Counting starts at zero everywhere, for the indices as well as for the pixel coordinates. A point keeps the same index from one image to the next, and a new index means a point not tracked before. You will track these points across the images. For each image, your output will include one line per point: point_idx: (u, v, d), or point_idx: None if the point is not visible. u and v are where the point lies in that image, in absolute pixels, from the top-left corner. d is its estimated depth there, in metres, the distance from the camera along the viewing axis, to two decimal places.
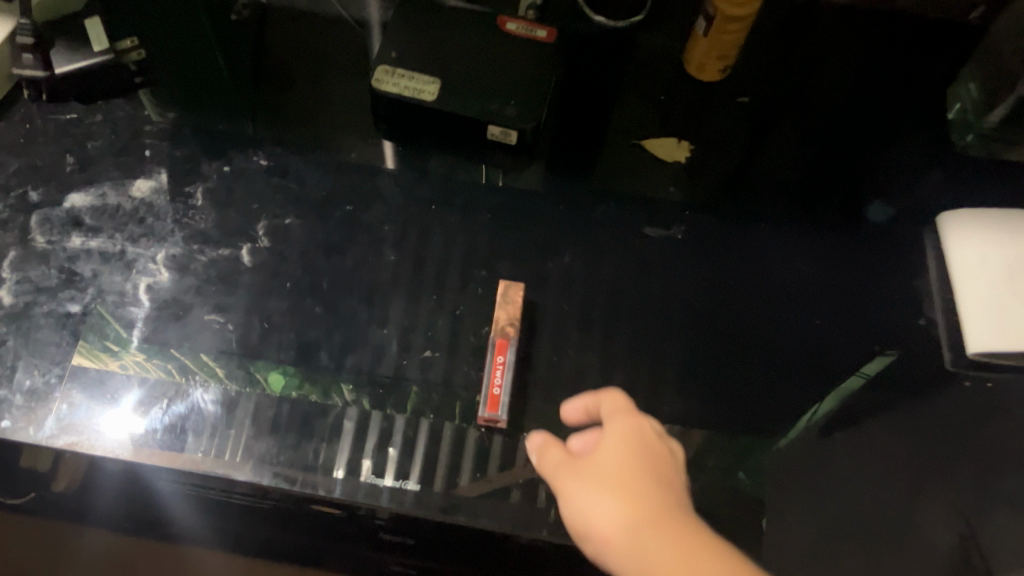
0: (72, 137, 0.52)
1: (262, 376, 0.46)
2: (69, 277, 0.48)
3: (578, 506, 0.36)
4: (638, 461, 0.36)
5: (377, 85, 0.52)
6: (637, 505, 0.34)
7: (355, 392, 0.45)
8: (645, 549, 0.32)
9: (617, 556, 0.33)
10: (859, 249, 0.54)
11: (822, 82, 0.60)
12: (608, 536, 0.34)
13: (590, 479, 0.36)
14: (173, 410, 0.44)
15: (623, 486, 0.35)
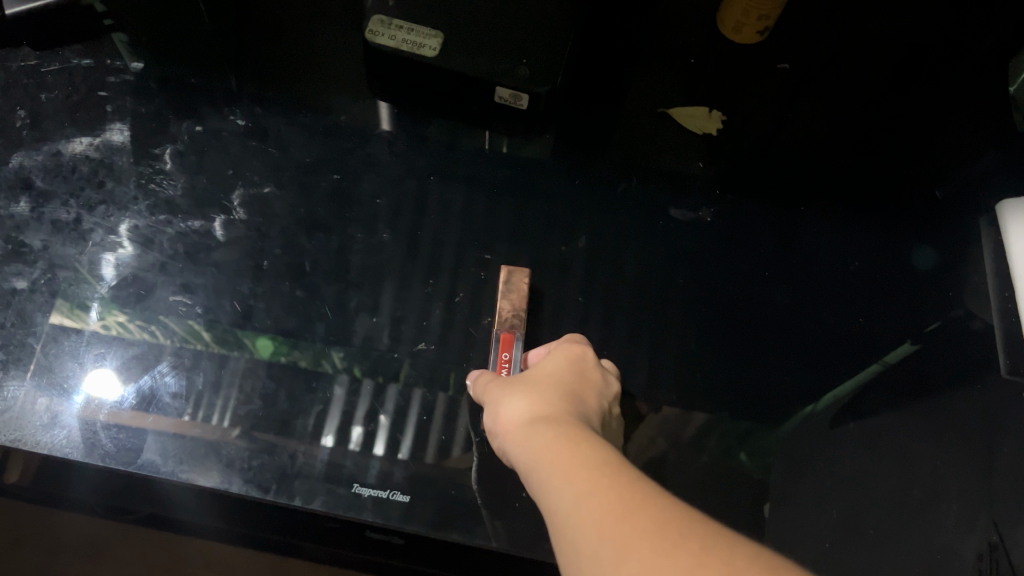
0: (22, 87, 0.46)
1: (251, 341, 0.41)
2: (16, 249, 0.42)
3: (495, 407, 0.32)
4: (570, 380, 0.33)
5: (372, 38, 0.46)
6: (544, 401, 0.30)
7: (347, 360, 0.41)
8: (536, 430, 0.28)
9: (513, 445, 0.29)
10: (909, 239, 0.48)
11: (871, 49, 0.53)
12: (511, 427, 0.30)
13: (512, 382, 0.33)
14: (138, 385, 0.39)
15: (541, 387, 0.32)
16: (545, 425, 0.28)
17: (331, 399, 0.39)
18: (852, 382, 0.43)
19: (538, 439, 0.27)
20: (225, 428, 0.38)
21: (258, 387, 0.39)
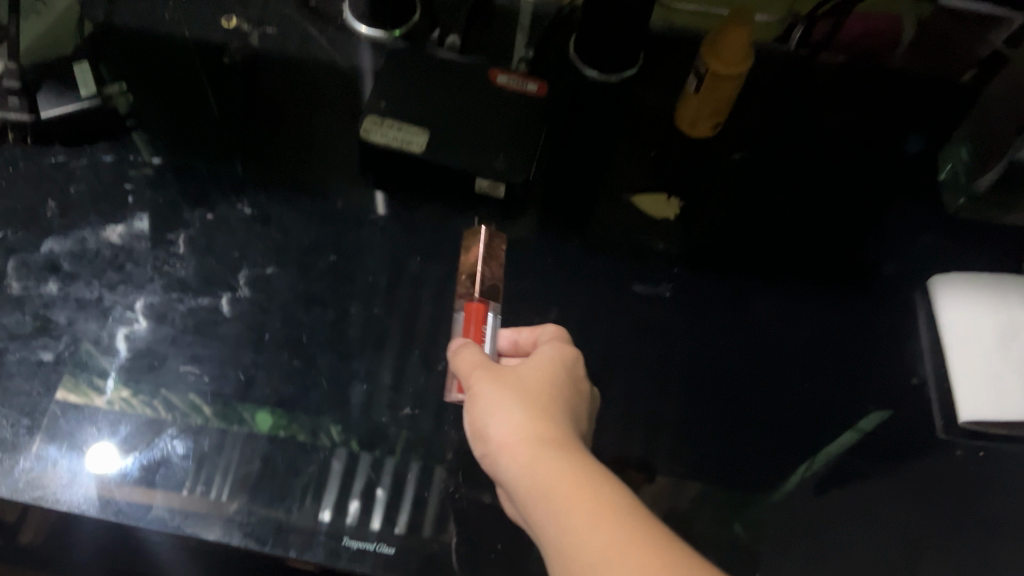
0: (53, 181, 0.52)
1: (250, 415, 0.45)
2: (43, 325, 0.47)
3: (486, 404, 0.35)
4: (557, 386, 0.36)
5: (366, 135, 0.52)
6: (542, 417, 0.34)
7: (344, 432, 0.45)
8: (544, 457, 0.31)
9: (510, 458, 0.32)
10: (855, 311, 0.52)
11: (817, 141, 0.59)
12: (507, 438, 0.33)
13: (505, 383, 0.36)
14: (147, 453, 0.43)
15: (537, 397, 0.35)
16: (554, 452, 0.31)
17: (325, 461, 0.43)
18: (832, 448, 0.46)
19: (548, 470, 0.31)
20: (222, 502, 0.41)
21: (257, 450, 0.43)
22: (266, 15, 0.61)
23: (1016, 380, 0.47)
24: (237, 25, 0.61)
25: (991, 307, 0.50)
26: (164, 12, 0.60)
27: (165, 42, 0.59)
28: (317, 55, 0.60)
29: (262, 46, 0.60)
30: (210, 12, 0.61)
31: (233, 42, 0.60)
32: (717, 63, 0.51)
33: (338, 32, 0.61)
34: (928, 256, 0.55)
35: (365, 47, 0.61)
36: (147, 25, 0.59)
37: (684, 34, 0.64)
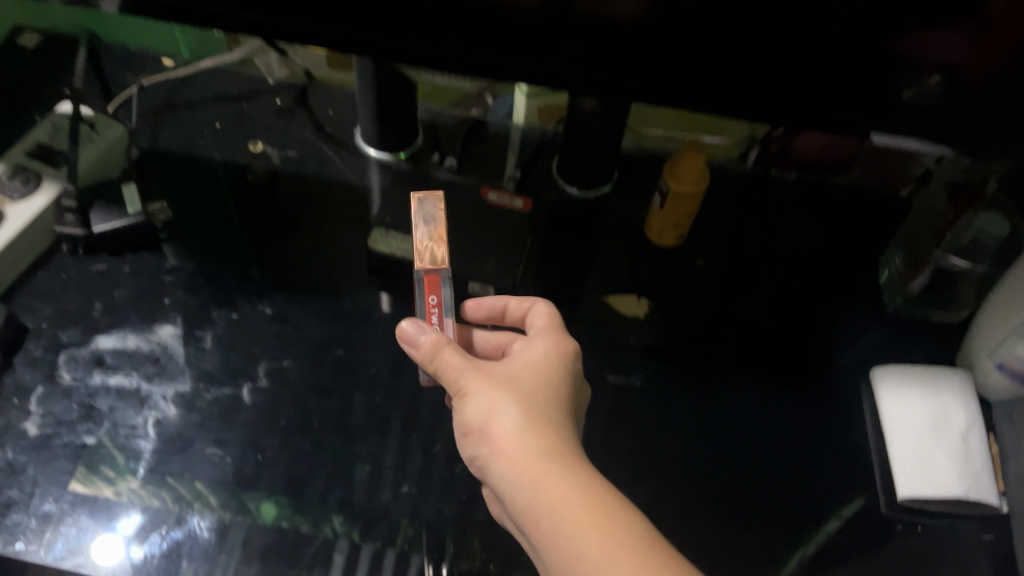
0: (100, 286, 0.59)
1: (256, 506, 0.50)
2: (88, 412, 0.53)
3: (482, 410, 0.40)
4: (544, 385, 0.42)
5: (373, 245, 0.60)
6: (540, 426, 0.39)
7: (345, 525, 0.50)
8: (546, 471, 0.37)
9: (509, 466, 0.38)
10: (810, 402, 0.58)
11: (771, 249, 0.67)
12: (507, 448, 0.38)
13: (498, 390, 0.40)
14: (172, 536, 0.48)
15: (533, 402, 0.40)
16: (555, 466, 0.37)
17: (330, 536, 0.49)
18: (814, 540, 0.52)
19: (552, 485, 0.36)
20: None
21: (265, 540, 0.49)
22: (288, 140, 0.71)
23: (945, 461, 0.52)
24: (262, 149, 0.70)
25: (924, 393, 0.56)
26: (200, 140, 0.70)
27: (199, 165, 0.68)
28: (331, 174, 0.69)
29: (282, 166, 0.69)
30: (239, 139, 0.70)
31: (257, 162, 0.69)
32: (676, 184, 0.60)
33: (350, 154, 0.70)
34: (872, 350, 0.61)
35: (373, 166, 0.70)
36: (186, 151, 0.69)
37: (654, 155, 0.73)
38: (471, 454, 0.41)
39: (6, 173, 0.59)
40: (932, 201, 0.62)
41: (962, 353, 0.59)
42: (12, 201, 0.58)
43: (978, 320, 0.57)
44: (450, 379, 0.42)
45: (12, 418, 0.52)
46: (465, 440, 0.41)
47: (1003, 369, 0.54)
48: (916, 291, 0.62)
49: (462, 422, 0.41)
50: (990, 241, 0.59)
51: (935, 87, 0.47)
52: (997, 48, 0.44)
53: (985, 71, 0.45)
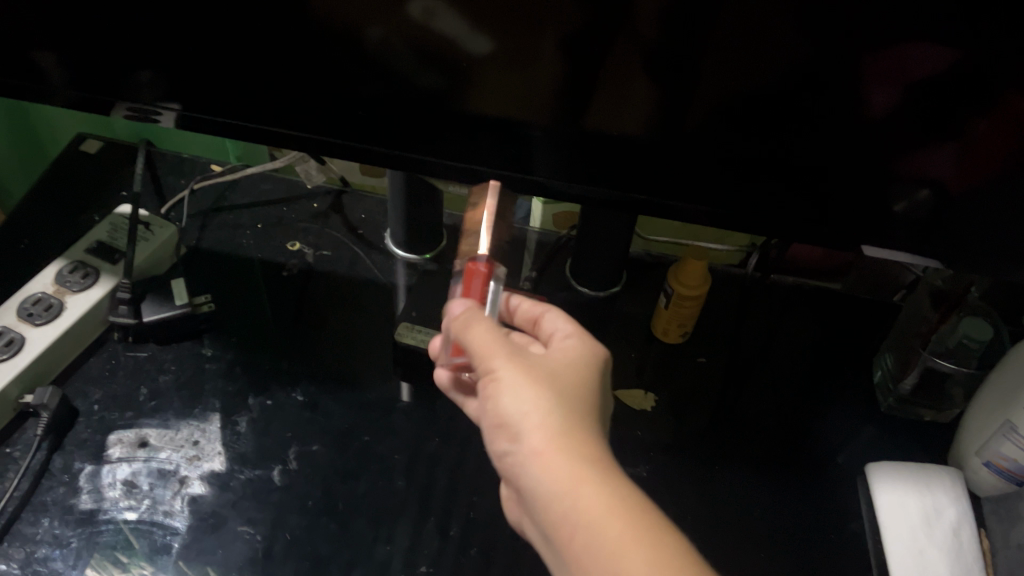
0: (147, 372, 0.64)
1: None
2: (130, 488, 0.57)
3: (516, 402, 0.40)
4: (574, 384, 0.42)
5: (399, 338, 0.65)
6: (580, 433, 0.39)
7: None
8: (584, 479, 0.37)
9: (544, 466, 0.38)
10: (809, 494, 0.61)
11: (769, 350, 0.72)
12: (543, 447, 0.39)
13: (533, 383, 0.41)
14: None
15: (572, 405, 0.41)
16: (593, 474, 0.38)
17: None
18: None
19: (589, 495, 0.37)
20: None
21: None
22: (322, 242, 0.78)
23: (936, 555, 0.55)
24: (299, 249, 0.77)
25: (916, 488, 0.58)
26: (243, 241, 0.77)
27: (241, 262, 0.75)
28: (361, 273, 0.75)
29: (316, 264, 0.75)
30: (278, 241, 0.77)
31: (293, 260, 0.76)
32: (680, 287, 0.65)
33: (379, 254, 0.77)
34: (867, 448, 0.65)
35: (401, 265, 0.76)
36: (229, 249, 0.76)
37: (659, 262, 0.78)
38: (497, 444, 0.42)
39: (68, 268, 0.66)
40: (918, 306, 0.67)
41: (953, 451, 0.62)
42: (72, 292, 0.65)
43: (966, 419, 0.61)
44: (480, 360, 0.42)
45: (61, 494, 0.56)
46: (493, 429, 0.42)
47: (991, 466, 0.58)
48: (907, 392, 0.66)
49: (491, 410, 0.41)
50: (976, 346, 0.61)
51: (923, 200, 0.52)
52: (983, 167, 0.48)
53: (969, 189, 0.50)
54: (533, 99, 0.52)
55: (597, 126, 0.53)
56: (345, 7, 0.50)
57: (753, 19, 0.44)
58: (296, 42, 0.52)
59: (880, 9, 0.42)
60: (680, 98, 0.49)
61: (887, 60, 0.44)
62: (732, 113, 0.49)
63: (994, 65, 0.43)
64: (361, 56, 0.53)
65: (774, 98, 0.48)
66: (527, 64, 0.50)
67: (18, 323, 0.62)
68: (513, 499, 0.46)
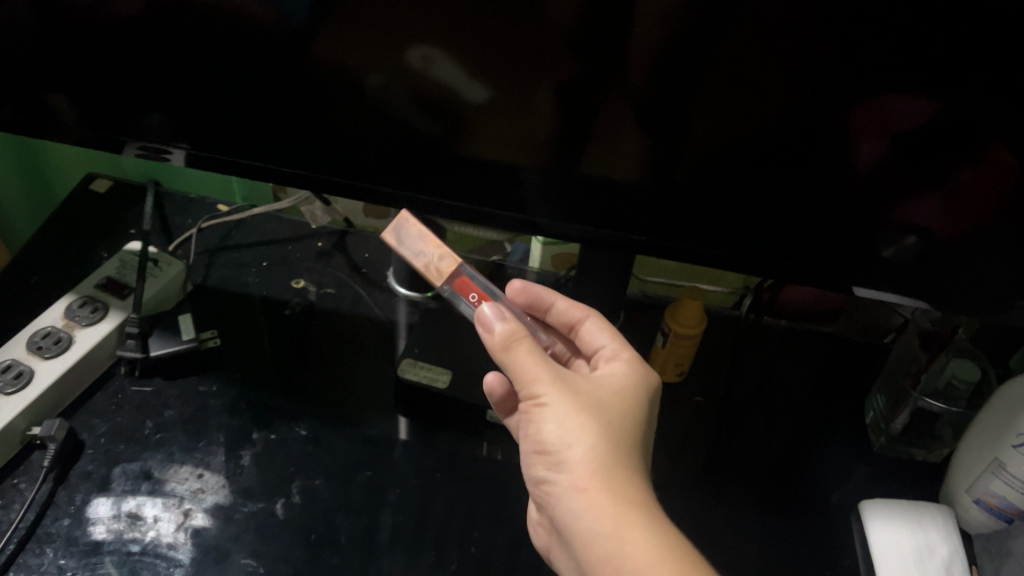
0: (151, 407, 0.65)
1: None
2: (134, 520, 0.57)
3: (562, 433, 0.43)
4: (621, 419, 0.45)
5: (403, 373, 0.67)
6: (624, 473, 0.42)
7: None
8: (627, 522, 0.40)
9: (587, 505, 0.41)
10: (803, 530, 0.62)
11: (762, 389, 0.74)
12: (587, 484, 0.41)
13: (579, 415, 0.43)
14: None
15: (617, 443, 0.43)
16: (635, 517, 0.40)
17: None
18: None
19: (632, 537, 0.39)
20: None
21: None
22: (325, 280, 0.80)
23: None
24: (303, 287, 0.79)
25: (907, 526, 0.59)
26: (247, 279, 0.79)
27: (245, 299, 0.77)
28: (363, 311, 0.77)
29: (319, 302, 0.77)
30: (282, 279, 0.79)
31: (296, 298, 0.77)
32: (677, 326, 0.67)
33: (382, 293, 0.79)
34: (860, 487, 0.66)
35: (402, 303, 0.78)
36: (234, 287, 0.78)
37: (655, 303, 0.81)
38: (539, 472, 0.44)
39: (78, 303, 0.67)
40: (906, 348, 0.68)
41: (944, 491, 0.63)
42: (81, 326, 0.66)
43: (956, 458, 0.62)
44: (523, 383, 0.44)
45: (66, 525, 0.57)
46: (536, 456, 0.44)
47: (981, 504, 0.59)
48: (898, 431, 0.68)
49: (535, 436, 0.44)
50: (963, 386, 0.64)
51: (911, 247, 0.54)
52: (967, 215, 0.51)
53: (955, 236, 0.52)
54: (531, 145, 0.55)
55: (594, 172, 0.55)
56: (356, 55, 0.52)
57: (741, 72, 0.47)
58: (307, 86, 0.55)
59: (862, 62, 0.45)
60: (674, 145, 0.52)
61: (874, 113, 0.47)
62: (723, 159, 0.52)
63: (971, 115, 0.45)
64: (365, 104, 0.55)
65: (762, 146, 0.50)
66: (528, 111, 0.52)
67: (28, 356, 0.63)
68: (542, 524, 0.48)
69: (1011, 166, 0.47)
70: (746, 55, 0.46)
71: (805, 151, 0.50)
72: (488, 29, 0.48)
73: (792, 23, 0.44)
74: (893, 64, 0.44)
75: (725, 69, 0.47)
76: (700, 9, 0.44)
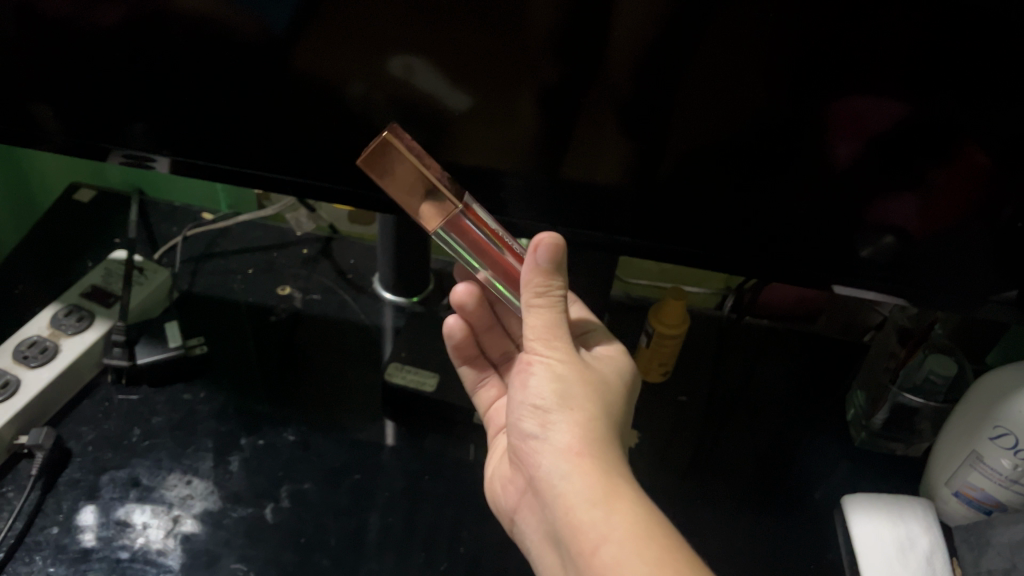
0: (139, 414, 0.66)
1: None
2: (123, 527, 0.57)
3: (565, 398, 0.44)
4: (613, 407, 0.46)
5: (389, 377, 0.67)
6: (615, 454, 0.42)
7: None
8: (616, 493, 0.40)
9: (581, 469, 0.41)
10: (787, 525, 0.63)
11: (745, 388, 0.75)
12: (584, 451, 0.41)
13: (581, 384, 0.45)
14: None
15: (609, 427, 0.44)
16: (624, 491, 0.40)
17: None
18: None
19: (622, 506, 0.39)
20: None
21: None
22: (312, 286, 0.80)
23: None
24: (289, 293, 0.79)
25: (890, 519, 0.60)
26: (233, 286, 0.79)
27: (231, 305, 0.77)
28: (349, 316, 0.77)
29: (305, 307, 0.78)
30: (268, 286, 0.80)
31: (282, 304, 0.78)
32: (660, 325, 0.68)
33: (368, 298, 0.79)
34: (843, 482, 0.67)
35: (389, 308, 0.79)
36: (221, 294, 0.78)
37: (639, 305, 0.82)
38: (529, 425, 0.44)
39: (63, 312, 0.68)
40: (884, 344, 0.70)
41: (924, 484, 0.64)
42: (67, 335, 0.66)
43: (935, 452, 0.63)
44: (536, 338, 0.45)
45: (55, 534, 0.56)
46: (530, 409, 0.44)
47: (960, 496, 0.60)
48: (878, 426, 0.69)
49: (535, 389, 0.44)
50: (940, 381, 0.64)
51: (888, 246, 0.55)
52: (942, 216, 0.52)
53: (931, 235, 0.54)
54: (512, 150, 0.55)
55: (577, 177, 0.56)
56: (337, 64, 0.53)
57: (715, 76, 0.48)
58: (292, 95, 0.55)
59: (835, 65, 0.46)
60: (654, 148, 0.53)
61: (849, 116, 0.48)
62: (703, 162, 0.53)
63: (942, 116, 0.47)
64: (348, 112, 0.56)
65: (738, 148, 0.51)
66: (509, 116, 0.53)
67: (14, 366, 0.63)
68: (514, 483, 0.48)
69: (982, 166, 0.48)
70: (723, 60, 0.47)
71: (780, 152, 0.51)
72: (471, 37, 0.49)
73: (766, 28, 0.45)
74: (865, 68, 0.46)
75: (703, 74, 0.48)
76: (678, 15, 0.45)
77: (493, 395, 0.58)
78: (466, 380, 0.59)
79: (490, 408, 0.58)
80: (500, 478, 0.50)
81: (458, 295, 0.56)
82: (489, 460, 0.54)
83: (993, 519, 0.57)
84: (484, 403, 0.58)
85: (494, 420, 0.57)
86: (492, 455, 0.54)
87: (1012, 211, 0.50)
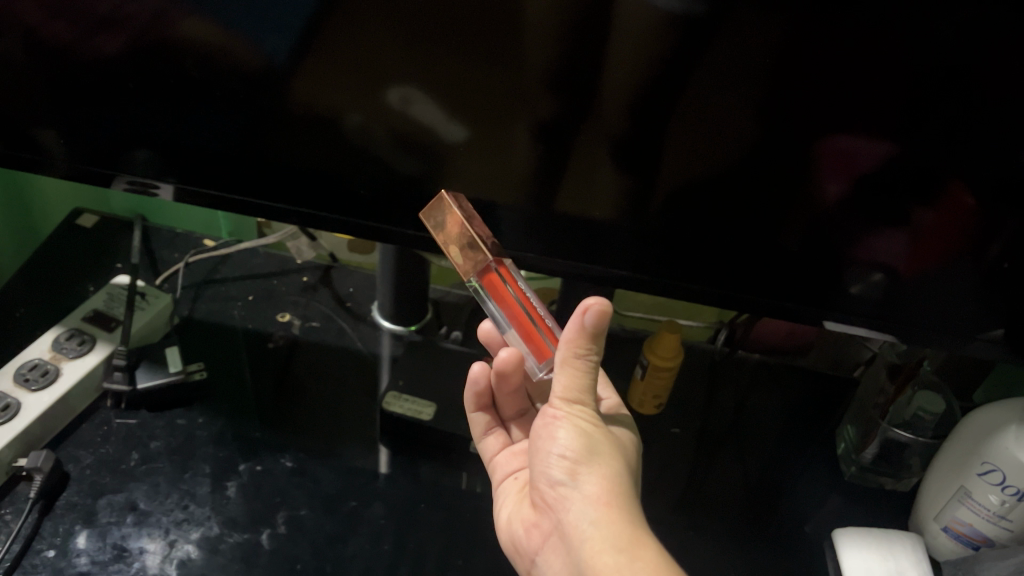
0: (138, 438, 0.66)
1: None
2: (120, 552, 0.57)
3: (590, 449, 0.44)
4: (629, 462, 0.47)
5: (386, 406, 0.67)
6: (635, 506, 0.44)
7: None
8: (640, 542, 0.41)
9: (607, 517, 0.42)
10: (776, 556, 0.63)
11: (740, 422, 0.76)
12: (609, 501, 0.42)
13: (602, 441, 0.45)
14: None
15: (629, 481, 0.45)
16: (646, 540, 0.41)
17: None
18: None
19: (646, 555, 0.40)
20: None
21: None
22: (311, 314, 0.81)
23: None
24: (289, 320, 0.80)
25: (879, 553, 0.59)
26: (233, 311, 0.80)
27: (229, 332, 0.78)
28: (347, 344, 0.78)
29: (302, 334, 0.79)
30: (268, 312, 0.81)
31: (281, 331, 0.79)
32: (654, 357, 0.69)
33: (366, 326, 0.80)
34: (833, 517, 0.67)
35: (387, 336, 0.80)
36: (220, 319, 0.79)
37: (633, 339, 0.83)
38: (557, 473, 0.44)
39: (65, 336, 0.69)
40: (874, 378, 0.71)
41: (914, 520, 0.65)
42: (68, 359, 0.67)
43: (925, 486, 0.64)
44: (568, 395, 0.45)
45: (51, 556, 0.57)
46: (556, 458, 0.44)
47: (949, 531, 0.61)
48: (868, 461, 0.70)
49: (564, 443, 0.44)
50: (929, 417, 0.66)
51: (878, 283, 0.57)
52: (931, 254, 0.54)
53: (919, 273, 0.55)
54: (511, 183, 0.57)
55: (574, 211, 0.57)
56: (342, 97, 0.54)
57: (710, 116, 0.50)
58: (298, 127, 0.57)
59: (826, 109, 0.48)
60: (650, 185, 0.54)
61: (837, 155, 0.50)
62: (694, 198, 0.54)
63: (926, 157, 0.48)
64: (352, 145, 0.57)
65: (731, 186, 0.53)
66: (509, 151, 0.55)
67: (15, 389, 0.64)
68: (536, 525, 0.47)
69: (969, 207, 0.50)
70: (716, 99, 0.49)
71: (772, 190, 0.53)
72: (473, 73, 0.51)
73: (756, 69, 0.47)
74: (853, 112, 0.47)
75: (697, 113, 0.50)
76: (674, 56, 0.47)
77: (500, 443, 0.58)
78: (474, 425, 0.58)
79: (495, 456, 0.57)
80: (519, 520, 0.50)
81: (503, 360, 0.51)
82: (499, 503, 0.53)
83: (981, 554, 0.58)
84: (489, 450, 0.58)
85: (502, 467, 0.56)
86: (504, 499, 0.53)
87: (999, 252, 0.52)
